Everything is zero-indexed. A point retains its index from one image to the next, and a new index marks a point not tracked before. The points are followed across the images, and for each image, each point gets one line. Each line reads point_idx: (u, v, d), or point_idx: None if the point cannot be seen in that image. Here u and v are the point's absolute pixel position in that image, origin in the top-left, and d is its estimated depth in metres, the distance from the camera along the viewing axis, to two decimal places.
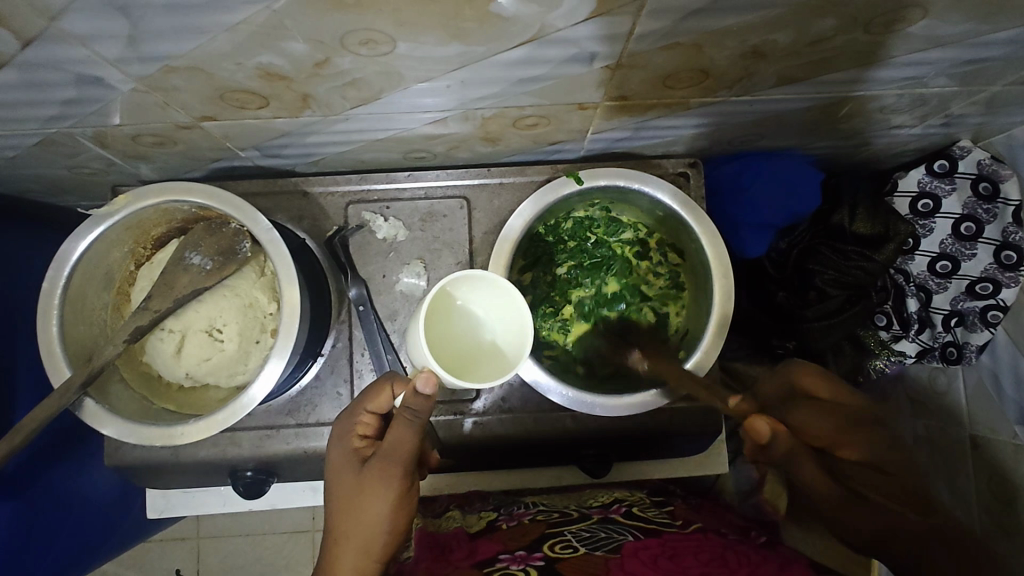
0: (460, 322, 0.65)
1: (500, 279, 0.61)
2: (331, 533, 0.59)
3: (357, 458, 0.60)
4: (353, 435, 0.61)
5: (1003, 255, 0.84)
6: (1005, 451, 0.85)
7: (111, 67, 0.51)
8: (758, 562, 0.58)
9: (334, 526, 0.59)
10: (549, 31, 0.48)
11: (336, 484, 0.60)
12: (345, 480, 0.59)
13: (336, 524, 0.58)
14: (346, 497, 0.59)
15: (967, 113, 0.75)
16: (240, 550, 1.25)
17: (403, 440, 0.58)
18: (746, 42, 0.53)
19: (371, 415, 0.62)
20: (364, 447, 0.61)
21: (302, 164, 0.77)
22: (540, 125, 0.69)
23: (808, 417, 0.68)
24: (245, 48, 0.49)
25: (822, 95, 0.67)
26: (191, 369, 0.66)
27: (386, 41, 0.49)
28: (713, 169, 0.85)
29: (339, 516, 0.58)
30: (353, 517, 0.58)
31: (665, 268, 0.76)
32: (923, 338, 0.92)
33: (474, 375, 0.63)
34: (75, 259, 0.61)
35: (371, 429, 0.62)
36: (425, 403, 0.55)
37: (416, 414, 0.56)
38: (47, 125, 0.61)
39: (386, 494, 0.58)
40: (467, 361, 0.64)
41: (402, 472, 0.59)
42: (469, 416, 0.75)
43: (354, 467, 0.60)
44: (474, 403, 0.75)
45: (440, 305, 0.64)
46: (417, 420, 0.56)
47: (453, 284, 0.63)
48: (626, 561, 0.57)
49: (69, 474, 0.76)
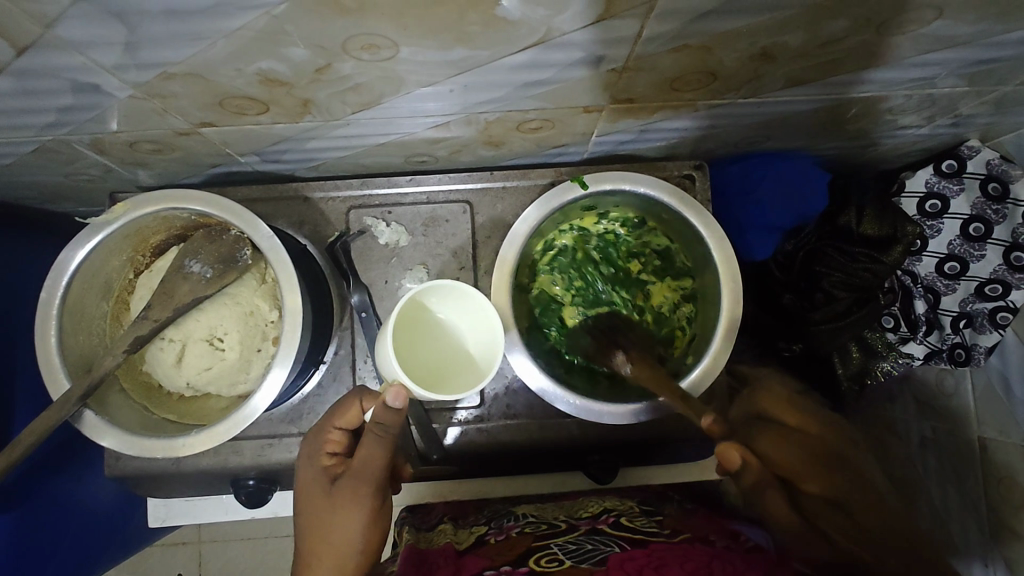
0: (439, 334, 0.65)
1: (472, 289, 0.60)
2: (303, 556, 0.58)
3: (328, 478, 0.60)
4: (322, 453, 0.61)
5: (1014, 256, 0.82)
6: (1013, 454, 0.86)
7: (108, 73, 0.50)
8: (746, 569, 0.57)
9: (303, 551, 0.58)
10: (554, 35, 0.47)
11: (307, 507, 0.60)
12: (316, 501, 0.59)
13: (308, 547, 0.58)
14: (316, 518, 0.59)
15: (975, 113, 0.74)
16: (242, 556, 1.25)
17: (374, 456, 0.58)
18: (754, 44, 0.52)
19: (340, 431, 0.61)
20: (333, 466, 0.61)
21: (303, 169, 0.76)
22: (544, 129, 0.68)
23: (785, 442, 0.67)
24: (246, 54, 0.48)
25: (830, 97, 0.65)
26: (192, 378, 0.66)
27: (388, 46, 0.48)
28: (719, 171, 0.84)
29: (310, 540, 0.58)
30: (323, 541, 0.58)
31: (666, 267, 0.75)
32: (931, 340, 0.90)
33: (452, 386, 0.62)
34: (73, 269, 0.60)
35: (340, 448, 0.62)
36: (396, 418, 0.56)
37: (384, 428, 0.57)
38: (43, 133, 0.60)
39: (359, 513, 0.59)
40: (444, 370, 0.63)
41: (374, 491, 0.59)
42: (454, 425, 0.74)
43: (324, 489, 0.60)
44: (461, 413, 0.74)
45: (409, 314, 0.63)
46: (386, 436, 0.57)
47: (423, 294, 0.63)
48: None
49: (68, 483, 0.75)
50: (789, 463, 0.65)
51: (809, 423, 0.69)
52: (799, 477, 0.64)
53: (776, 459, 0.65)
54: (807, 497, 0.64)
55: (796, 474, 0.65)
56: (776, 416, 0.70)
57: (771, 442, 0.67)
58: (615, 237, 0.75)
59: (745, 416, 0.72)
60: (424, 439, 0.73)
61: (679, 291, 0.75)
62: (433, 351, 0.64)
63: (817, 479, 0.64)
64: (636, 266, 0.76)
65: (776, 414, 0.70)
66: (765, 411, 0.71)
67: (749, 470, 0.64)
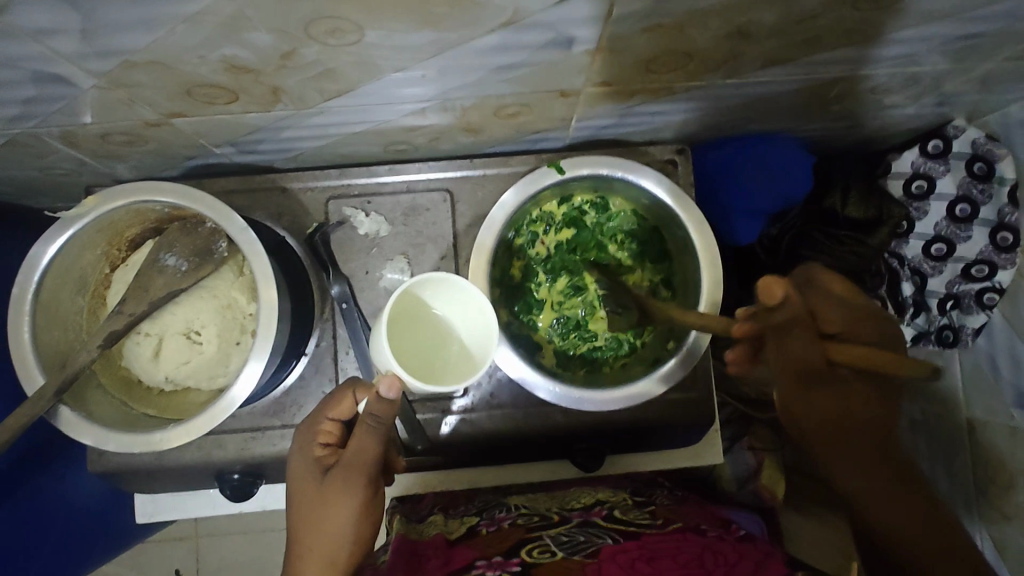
0: (437, 324, 0.64)
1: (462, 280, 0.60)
2: (294, 548, 0.58)
3: (319, 469, 0.59)
4: (315, 444, 0.60)
5: (999, 236, 0.83)
6: (1003, 435, 0.86)
7: (69, 63, 0.49)
8: (735, 561, 0.57)
9: (296, 540, 0.58)
10: (522, 15, 0.46)
11: (297, 498, 0.59)
12: (308, 491, 0.58)
13: (299, 538, 0.57)
14: (306, 510, 0.58)
15: (961, 91, 0.73)
16: (239, 549, 1.25)
17: (365, 446, 0.57)
18: (730, 22, 0.51)
19: (333, 422, 0.61)
20: (326, 457, 0.60)
21: (281, 160, 0.75)
22: (522, 114, 0.67)
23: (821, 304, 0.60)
24: (208, 40, 0.47)
25: (811, 76, 0.65)
26: (171, 373, 0.65)
27: (354, 29, 0.47)
28: (701, 155, 0.82)
29: (302, 532, 0.57)
30: (312, 529, 0.57)
31: (651, 247, 0.73)
32: (919, 322, 0.90)
33: (442, 378, 0.62)
34: (46, 264, 0.60)
35: (333, 438, 0.61)
36: (387, 408, 0.56)
37: (378, 418, 0.57)
38: (12, 126, 0.59)
39: (349, 504, 0.57)
40: (433, 363, 0.63)
41: (366, 483, 0.58)
42: (452, 414, 0.74)
43: (315, 476, 0.59)
44: (454, 402, 0.74)
45: (400, 308, 0.62)
46: (380, 425, 0.57)
47: (416, 286, 0.62)
48: (604, 565, 0.55)
49: (52, 481, 0.75)
50: (834, 323, 0.59)
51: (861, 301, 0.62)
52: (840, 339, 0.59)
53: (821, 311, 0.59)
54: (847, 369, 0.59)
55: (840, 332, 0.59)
56: (830, 287, 0.63)
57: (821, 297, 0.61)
58: (584, 216, 0.73)
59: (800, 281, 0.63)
60: (408, 429, 0.71)
61: (662, 271, 0.73)
62: (422, 340, 0.63)
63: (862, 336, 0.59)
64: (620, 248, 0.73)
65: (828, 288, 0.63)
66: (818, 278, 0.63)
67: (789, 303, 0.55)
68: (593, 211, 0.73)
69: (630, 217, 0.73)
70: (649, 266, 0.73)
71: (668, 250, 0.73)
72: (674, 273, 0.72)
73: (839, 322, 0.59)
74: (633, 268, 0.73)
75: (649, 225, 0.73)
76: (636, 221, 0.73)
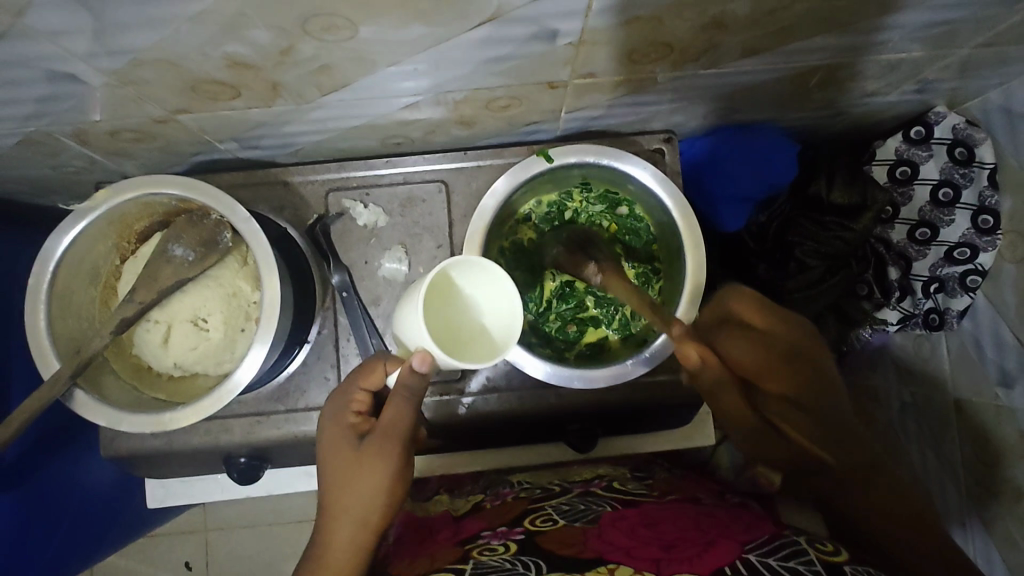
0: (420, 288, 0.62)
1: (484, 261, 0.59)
2: (328, 508, 0.60)
3: (354, 435, 0.62)
4: (348, 411, 0.63)
5: (981, 219, 0.85)
6: (987, 412, 0.88)
7: (80, 61, 0.52)
8: (729, 523, 0.59)
9: (329, 501, 0.60)
10: (506, 9, 0.49)
11: (331, 459, 0.61)
12: (343, 456, 0.61)
13: (333, 499, 0.60)
14: (340, 471, 0.60)
15: (940, 77, 0.76)
16: (247, 541, 1.28)
17: (399, 415, 0.60)
18: (704, 13, 0.53)
19: (366, 393, 0.63)
20: (359, 424, 0.63)
21: (282, 154, 0.78)
22: (512, 107, 0.70)
23: (730, 345, 0.65)
24: (211, 37, 0.50)
25: (790, 65, 0.67)
26: (179, 359, 0.68)
27: (348, 26, 0.50)
28: (688, 146, 0.85)
29: (335, 493, 0.60)
30: (347, 491, 0.59)
31: (625, 215, 0.76)
32: (905, 305, 0.92)
33: (474, 352, 0.60)
34: (60, 255, 0.63)
35: (364, 407, 0.64)
36: (421, 380, 0.58)
37: (411, 392, 0.59)
38: (26, 125, 0.62)
39: (382, 470, 0.60)
40: (460, 340, 0.61)
41: (399, 449, 0.61)
42: (462, 400, 0.76)
43: (352, 440, 0.61)
44: (470, 385, 0.76)
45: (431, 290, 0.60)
46: (411, 396, 0.59)
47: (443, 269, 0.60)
48: (603, 531, 0.57)
49: (66, 465, 0.78)
50: (762, 368, 0.64)
51: (778, 324, 0.64)
52: (759, 378, 0.64)
53: (736, 361, 0.64)
54: (766, 392, 0.65)
55: (761, 373, 0.64)
56: (745, 319, 0.65)
57: (732, 340, 0.65)
58: (549, 215, 0.75)
59: (718, 317, 0.67)
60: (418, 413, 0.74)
61: (639, 237, 0.76)
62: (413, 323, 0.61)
63: (775, 381, 0.64)
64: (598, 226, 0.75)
65: (743, 320, 0.65)
66: (733, 313, 0.66)
67: (706, 367, 0.60)
68: (576, 197, 0.75)
69: (602, 197, 0.75)
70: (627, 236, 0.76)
71: (646, 217, 0.75)
72: (649, 235, 0.75)
73: (750, 363, 0.64)
74: (615, 239, 0.76)
75: (598, 192, 0.75)
76: (609, 196, 0.75)
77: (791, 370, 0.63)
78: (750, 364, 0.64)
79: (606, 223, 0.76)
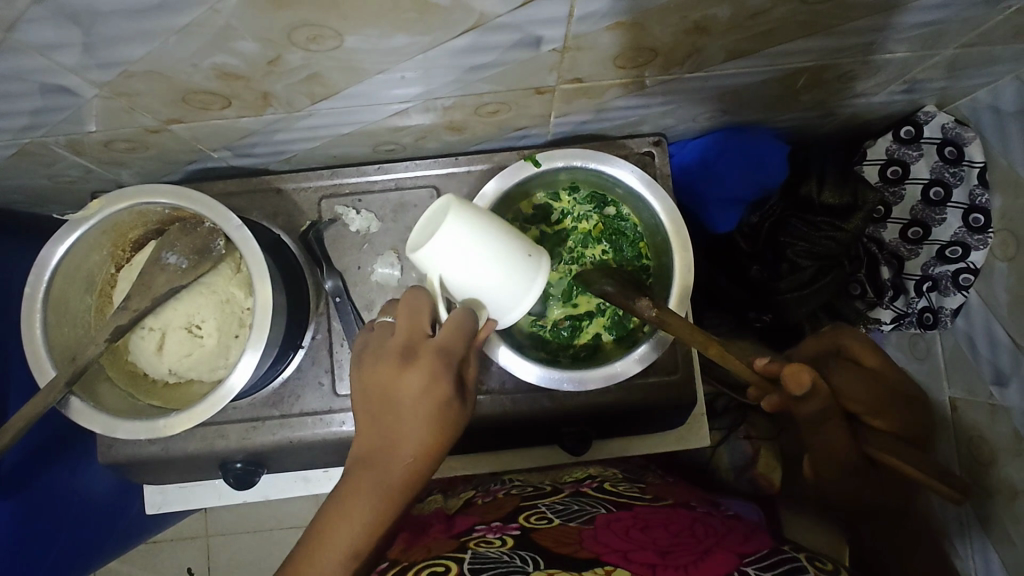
0: (485, 214, 0.57)
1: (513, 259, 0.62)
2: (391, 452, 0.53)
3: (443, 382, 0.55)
4: (439, 354, 0.54)
5: (972, 218, 0.85)
6: (981, 411, 0.88)
7: (72, 74, 0.53)
8: (724, 533, 0.59)
9: (394, 445, 0.53)
10: (488, 18, 0.50)
11: (409, 400, 0.53)
12: (428, 402, 0.53)
13: (399, 444, 0.53)
14: (417, 416, 0.53)
15: (929, 77, 0.76)
16: (248, 547, 1.28)
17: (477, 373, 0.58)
18: (686, 18, 0.54)
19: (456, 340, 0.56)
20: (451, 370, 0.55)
21: (275, 162, 0.78)
22: (501, 112, 0.71)
23: (846, 380, 0.62)
24: (198, 49, 0.51)
25: (776, 68, 0.67)
26: (173, 365, 0.69)
27: (334, 36, 0.50)
28: (679, 149, 0.85)
29: (402, 438, 0.53)
30: (418, 441, 0.53)
31: (610, 215, 0.75)
32: (898, 304, 0.94)
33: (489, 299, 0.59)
34: (54, 264, 0.64)
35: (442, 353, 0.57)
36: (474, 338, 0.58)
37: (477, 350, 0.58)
38: (20, 136, 0.63)
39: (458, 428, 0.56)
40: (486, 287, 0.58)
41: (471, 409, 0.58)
42: None
43: (441, 378, 0.54)
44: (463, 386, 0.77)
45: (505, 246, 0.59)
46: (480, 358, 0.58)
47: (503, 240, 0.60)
48: (599, 532, 0.57)
49: (64, 472, 0.79)
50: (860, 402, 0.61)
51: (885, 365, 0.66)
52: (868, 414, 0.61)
53: (845, 391, 0.61)
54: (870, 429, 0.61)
55: (870, 408, 0.61)
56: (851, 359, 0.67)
57: (842, 373, 0.63)
58: (535, 218, 0.75)
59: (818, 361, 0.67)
60: None
61: (626, 236, 0.75)
62: (473, 264, 0.56)
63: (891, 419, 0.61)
64: (585, 225, 0.75)
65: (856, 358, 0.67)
66: (842, 351, 0.68)
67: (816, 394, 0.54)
68: (562, 199, 0.75)
69: (587, 198, 0.75)
70: (614, 236, 0.75)
71: (632, 216, 0.75)
72: (636, 233, 0.75)
73: (861, 400, 0.61)
74: (602, 239, 0.75)
75: (586, 194, 0.75)
76: (595, 197, 0.75)
77: (884, 410, 0.61)
78: (866, 401, 0.61)
79: (592, 222, 0.75)
